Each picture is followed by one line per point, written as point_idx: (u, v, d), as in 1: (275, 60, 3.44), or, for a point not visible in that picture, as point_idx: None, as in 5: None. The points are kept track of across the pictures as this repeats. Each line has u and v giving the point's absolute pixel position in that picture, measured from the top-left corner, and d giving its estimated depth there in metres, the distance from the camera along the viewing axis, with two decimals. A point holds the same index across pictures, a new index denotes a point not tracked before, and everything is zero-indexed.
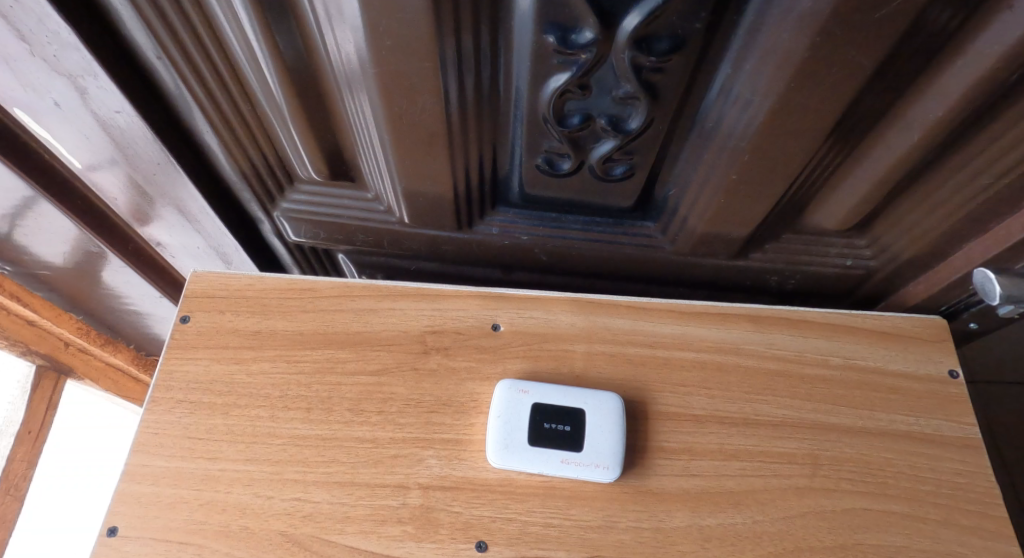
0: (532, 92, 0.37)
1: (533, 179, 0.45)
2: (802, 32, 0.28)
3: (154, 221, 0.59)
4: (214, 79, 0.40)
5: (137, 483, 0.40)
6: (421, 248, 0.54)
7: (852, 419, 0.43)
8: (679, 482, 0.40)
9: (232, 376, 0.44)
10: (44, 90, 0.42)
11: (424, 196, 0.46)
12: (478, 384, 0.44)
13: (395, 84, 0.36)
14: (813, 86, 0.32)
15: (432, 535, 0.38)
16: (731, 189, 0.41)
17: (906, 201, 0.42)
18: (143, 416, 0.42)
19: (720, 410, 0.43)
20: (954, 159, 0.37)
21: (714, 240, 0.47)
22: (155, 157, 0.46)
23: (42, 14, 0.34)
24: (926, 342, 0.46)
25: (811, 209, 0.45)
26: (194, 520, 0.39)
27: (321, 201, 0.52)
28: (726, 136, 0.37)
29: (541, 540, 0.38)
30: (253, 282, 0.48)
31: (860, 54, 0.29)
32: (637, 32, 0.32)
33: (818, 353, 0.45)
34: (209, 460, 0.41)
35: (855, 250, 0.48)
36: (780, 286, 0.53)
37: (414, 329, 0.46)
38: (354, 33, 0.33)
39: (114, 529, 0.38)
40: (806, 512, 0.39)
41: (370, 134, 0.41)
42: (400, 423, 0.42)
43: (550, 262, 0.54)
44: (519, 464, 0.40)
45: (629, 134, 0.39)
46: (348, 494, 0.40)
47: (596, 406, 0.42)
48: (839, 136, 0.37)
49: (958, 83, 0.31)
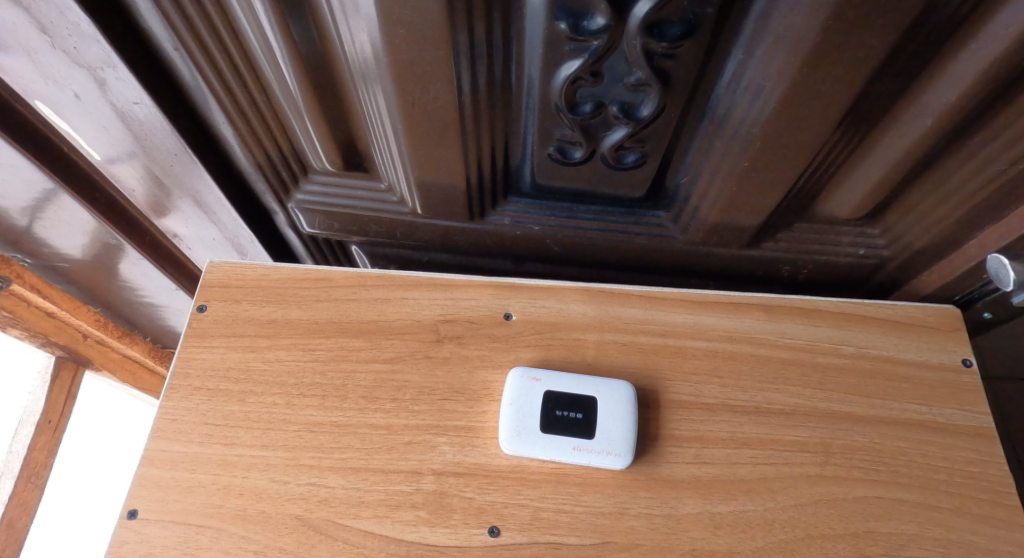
0: (544, 80, 0.37)
1: (545, 169, 0.46)
2: (814, 17, 0.28)
3: (171, 213, 0.60)
4: (228, 69, 0.40)
5: (156, 467, 0.41)
6: (432, 238, 0.55)
7: (864, 408, 0.43)
8: (690, 470, 0.41)
9: (248, 364, 0.45)
10: (64, 83, 0.43)
11: (437, 186, 0.47)
12: (490, 372, 0.44)
13: (408, 74, 0.36)
14: (826, 71, 0.31)
15: (445, 520, 0.39)
16: (744, 177, 0.41)
17: (918, 189, 0.42)
18: (162, 403, 0.43)
19: (732, 398, 0.43)
20: (969, 145, 0.37)
21: (726, 230, 0.47)
22: (172, 147, 0.47)
23: (63, 6, 0.35)
24: (939, 332, 0.46)
25: (824, 197, 0.45)
26: (212, 503, 0.39)
27: (335, 192, 0.52)
28: (738, 124, 0.37)
29: (552, 526, 0.39)
30: (268, 273, 0.49)
31: (872, 37, 0.29)
32: (648, 18, 0.32)
33: (830, 343, 0.45)
34: (227, 446, 0.42)
35: (869, 240, 0.48)
36: (792, 275, 0.53)
37: (427, 318, 0.47)
38: (368, 24, 0.33)
39: (134, 512, 0.39)
40: (817, 499, 0.40)
41: (384, 125, 0.42)
42: (413, 410, 0.43)
43: (561, 252, 0.54)
44: (533, 451, 0.40)
45: (640, 122, 0.39)
46: (362, 480, 0.40)
47: (608, 393, 0.42)
48: (852, 121, 0.36)
49: (970, 68, 0.31)
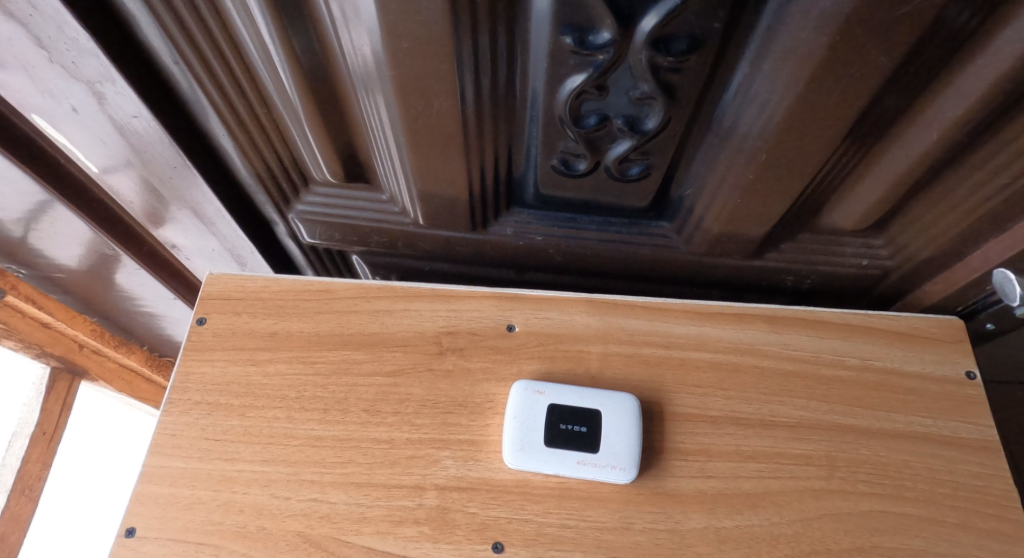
0: (548, 93, 0.37)
1: (548, 180, 0.45)
2: (822, 32, 0.28)
3: (170, 223, 0.59)
4: (230, 82, 0.40)
5: (155, 484, 0.40)
6: (435, 248, 0.54)
7: (869, 420, 0.43)
8: (694, 484, 0.40)
9: (248, 378, 0.44)
10: (61, 96, 0.42)
11: (440, 197, 0.46)
12: (493, 386, 0.44)
13: (412, 87, 0.36)
14: (832, 85, 0.31)
15: (448, 536, 0.38)
16: (749, 189, 0.40)
17: (922, 201, 0.42)
18: (161, 417, 0.43)
19: (737, 411, 0.43)
20: (973, 159, 0.37)
21: (730, 241, 0.47)
22: (171, 159, 0.47)
23: (61, 21, 0.35)
24: (943, 343, 0.46)
25: (828, 209, 0.45)
26: (212, 520, 0.39)
27: (336, 203, 0.52)
28: (743, 136, 0.37)
29: (557, 542, 0.38)
30: (269, 284, 0.48)
31: (880, 52, 0.29)
32: (655, 33, 0.31)
33: (835, 354, 0.45)
34: (227, 461, 0.41)
35: (872, 250, 0.48)
36: (796, 285, 0.53)
37: (429, 330, 0.46)
38: (372, 37, 0.33)
39: (132, 530, 0.39)
40: (823, 514, 0.39)
41: (386, 137, 0.42)
42: (416, 424, 0.42)
43: (564, 262, 0.54)
44: (537, 466, 0.40)
45: (646, 135, 0.39)
46: (364, 495, 0.40)
47: (612, 407, 0.42)
48: (857, 134, 0.36)
49: (976, 83, 0.30)
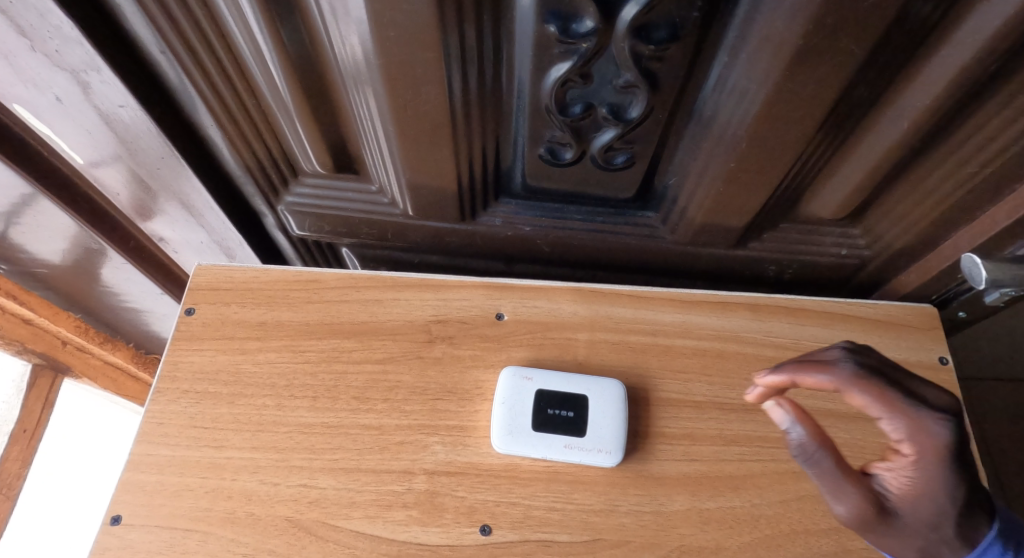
0: (535, 82, 0.38)
1: (536, 170, 0.46)
2: (795, 22, 0.29)
3: (157, 216, 0.59)
4: (217, 70, 0.40)
5: (143, 472, 0.40)
6: (424, 239, 0.55)
7: (847, 405, 0.44)
8: (678, 467, 0.41)
9: (238, 366, 0.44)
10: (45, 86, 0.42)
11: (428, 187, 0.47)
12: (482, 372, 0.45)
13: (399, 75, 0.36)
14: (807, 74, 0.32)
15: (436, 519, 0.39)
16: (730, 178, 0.42)
17: (896, 191, 0.44)
18: (148, 407, 0.43)
19: (720, 396, 0.44)
20: (943, 149, 0.38)
21: (713, 230, 0.48)
22: (157, 150, 0.47)
23: (43, 9, 0.35)
24: (918, 330, 0.47)
25: (807, 198, 0.46)
26: (200, 507, 0.39)
27: (326, 194, 0.52)
28: (724, 126, 0.38)
29: (543, 524, 0.39)
30: (258, 275, 0.48)
31: (851, 42, 0.30)
32: (636, 21, 0.32)
33: (814, 341, 0.46)
34: (216, 448, 0.41)
35: (851, 240, 0.50)
36: (778, 275, 0.54)
37: (419, 319, 0.47)
38: (359, 26, 0.34)
39: (118, 518, 0.39)
40: (803, 495, 0.40)
41: (374, 126, 0.42)
42: (405, 410, 0.43)
43: (552, 253, 0.55)
44: (525, 450, 0.41)
45: (630, 123, 0.40)
46: (353, 480, 0.40)
47: (598, 392, 0.43)
48: (833, 123, 0.38)
49: (942, 73, 0.32)
